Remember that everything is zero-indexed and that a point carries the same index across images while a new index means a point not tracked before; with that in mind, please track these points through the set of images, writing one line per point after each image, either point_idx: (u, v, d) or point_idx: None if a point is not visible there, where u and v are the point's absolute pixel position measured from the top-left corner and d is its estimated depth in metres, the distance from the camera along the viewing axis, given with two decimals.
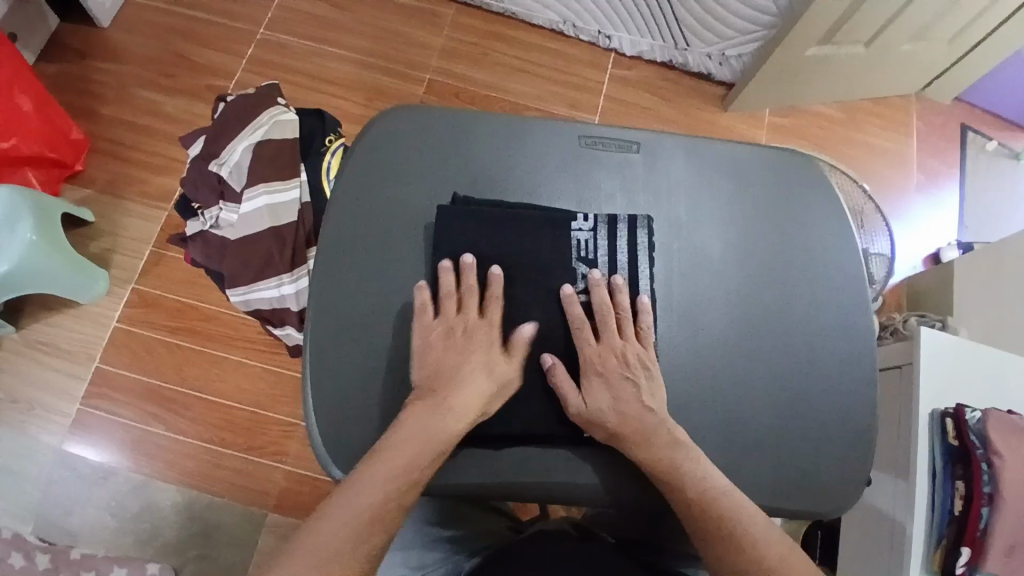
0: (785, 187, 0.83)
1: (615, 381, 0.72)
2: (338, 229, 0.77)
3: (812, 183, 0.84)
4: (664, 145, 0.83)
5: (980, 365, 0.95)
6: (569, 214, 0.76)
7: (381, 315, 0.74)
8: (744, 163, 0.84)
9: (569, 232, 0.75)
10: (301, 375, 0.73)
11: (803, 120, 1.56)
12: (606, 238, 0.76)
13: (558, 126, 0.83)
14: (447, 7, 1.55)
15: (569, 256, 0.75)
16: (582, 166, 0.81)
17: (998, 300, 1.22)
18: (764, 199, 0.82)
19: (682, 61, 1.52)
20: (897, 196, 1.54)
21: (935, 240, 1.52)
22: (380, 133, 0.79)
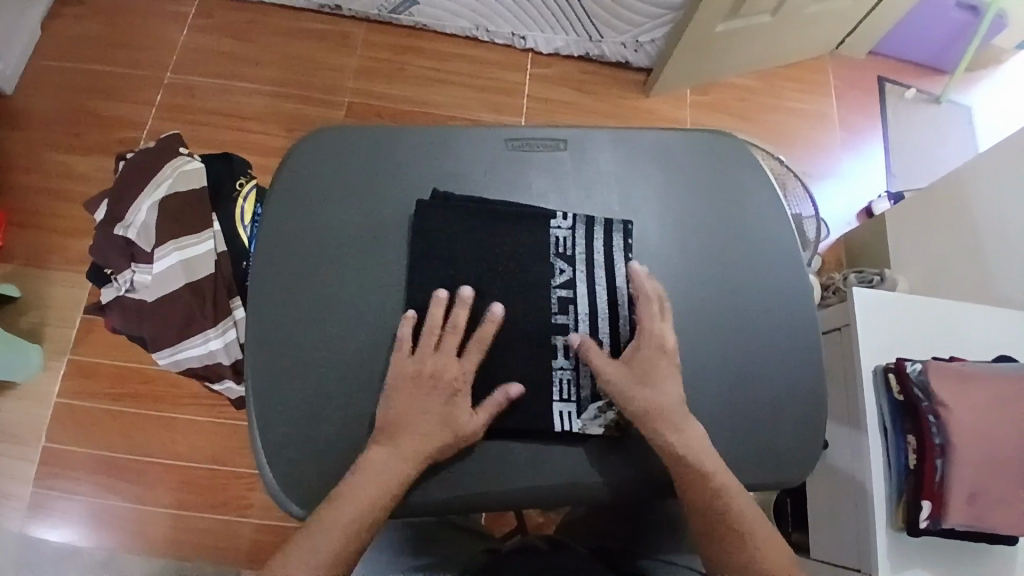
0: (720, 166, 0.81)
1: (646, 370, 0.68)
2: (270, 254, 0.73)
3: (741, 156, 0.82)
4: (597, 134, 0.80)
5: (920, 317, 0.97)
6: (547, 213, 0.74)
7: (324, 349, 0.70)
8: (678, 142, 0.81)
9: (548, 230, 0.73)
10: (245, 412, 0.69)
11: (724, 93, 1.58)
12: (584, 239, 0.73)
13: (483, 131, 0.79)
14: (357, 27, 1.53)
15: (547, 253, 0.73)
16: (511, 170, 0.78)
17: (935, 240, 1.25)
18: (696, 176, 0.80)
19: (600, 51, 1.52)
20: (825, 157, 1.56)
21: (866, 195, 1.54)
22: (304, 160, 0.76)
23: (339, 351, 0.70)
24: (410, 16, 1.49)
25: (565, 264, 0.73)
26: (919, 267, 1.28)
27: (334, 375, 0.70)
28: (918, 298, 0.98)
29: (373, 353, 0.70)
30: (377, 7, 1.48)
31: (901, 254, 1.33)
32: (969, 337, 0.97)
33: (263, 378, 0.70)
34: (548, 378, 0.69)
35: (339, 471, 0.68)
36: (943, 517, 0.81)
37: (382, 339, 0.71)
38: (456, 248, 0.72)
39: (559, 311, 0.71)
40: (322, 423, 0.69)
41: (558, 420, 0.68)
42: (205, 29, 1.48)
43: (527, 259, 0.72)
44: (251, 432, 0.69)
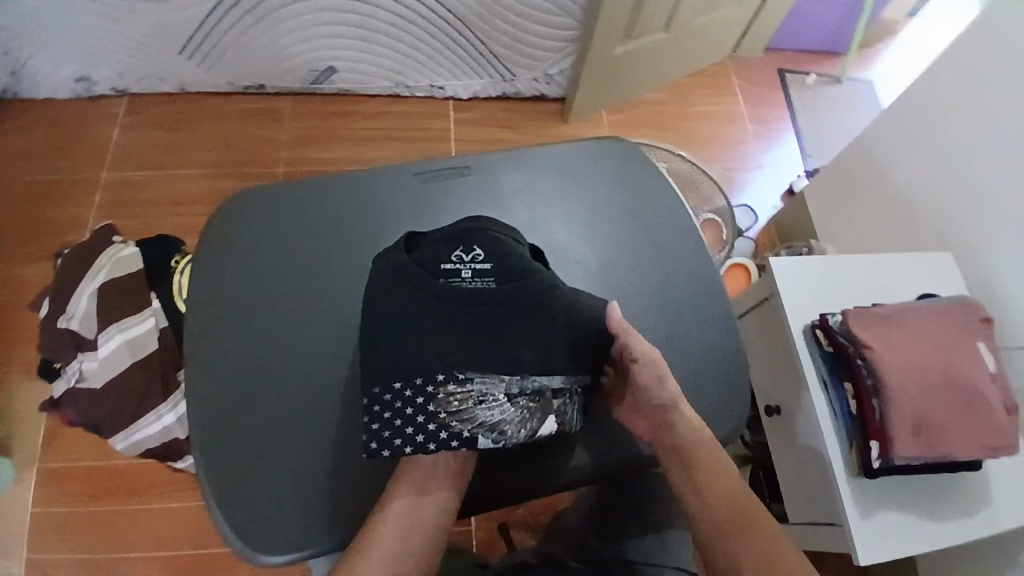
0: (614, 166, 0.87)
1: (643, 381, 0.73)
2: (198, 310, 0.76)
3: (636, 154, 0.89)
4: (498, 157, 0.86)
5: (834, 276, 1.04)
6: (439, 247, 0.71)
7: (266, 393, 0.73)
8: (575, 151, 0.88)
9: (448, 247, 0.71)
10: (194, 468, 0.71)
11: (639, 108, 1.67)
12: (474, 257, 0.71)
13: (392, 169, 0.84)
14: (284, 101, 1.60)
15: (438, 270, 0.71)
16: (424, 200, 0.83)
17: (855, 207, 1.33)
18: (596, 178, 0.86)
19: (515, 88, 1.62)
20: (743, 150, 1.65)
21: (787, 178, 1.63)
22: (224, 221, 0.80)
23: (277, 390, 0.73)
24: (332, 83, 1.57)
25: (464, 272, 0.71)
26: (844, 233, 1.35)
27: (277, 412, 0.72)
28: (828, 259, 1.05)
29: (318, 392, 0.73)
30: (298, 80, 1.56)
31: (826, 226, 1.40)
32: (884, 286, 1.04)
33: (208, 433, 0.72)
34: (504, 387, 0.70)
35: (296, 509, 0.69)
36: (891, 453, 0.84)
37: (321, 374, 0.74)
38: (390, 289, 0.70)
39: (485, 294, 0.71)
40: (271, 466, 0.71)
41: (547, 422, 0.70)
42: (137, 125, 1.54)
43: (459, 294, 0.70)
44: (203, 487, 0.70)
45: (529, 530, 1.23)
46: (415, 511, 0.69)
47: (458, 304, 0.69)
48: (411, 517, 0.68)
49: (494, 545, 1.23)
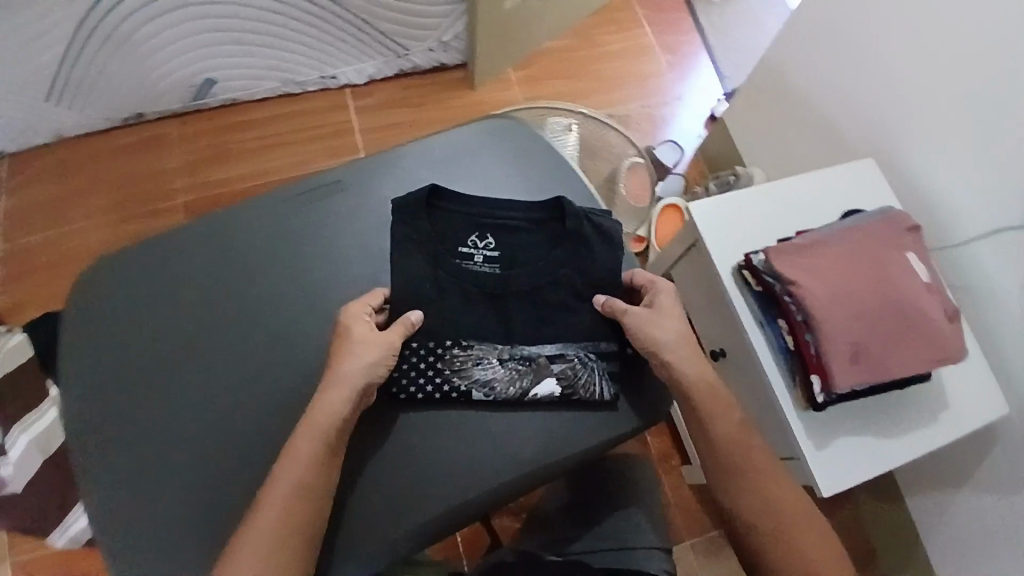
0: (495, 152, 0.92)
1: (652, 318, 0.78)
2: (96, 392, 0.75)
3: (512, 132, 0.93)
4: (377, 164, 0.89)
5: (756, 208, 1.01)
6: (462, 232, 0.83)
7: (177, 463, 0.73)
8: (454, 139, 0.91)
9: (466, 234, 0.83)
10: (110, 555, 0.70)
11: (545, 60, 1.60)
12: (495, 241, 0.83)
13: (272, 199, 0.86)
14: (172, 126, 1.49)
15: (455, 248, 0.82)
16: (309, 225, 0.85)
17: (776, 127, 1.30)
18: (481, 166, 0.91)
19: (414, 62, 1.52)
20: (659, 84, 1.60)
21: (707, 104, 1.59)
22: (102, 289, 0.79)
23: (190, 456, 0.73)
24: (215, 96, 1.46)
25: (477, 253, 0.82)
26: (768, 154, 1.34)
27: (216, 480, 0.73)
28: (748, 192, 1.02)
29: None
30: (178, 100, 1.44)
31: (750, 150, 1.38)
32: (810, 207, 1.03)
33: (123, 517, 0.71)
34: (511, 352, 0.81)
35: None
36: (833, 384, 0.85)
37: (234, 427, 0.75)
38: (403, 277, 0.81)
39: (486, 267, 0.82)
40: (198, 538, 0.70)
41: (542, 387, 0.80)
42: (16, 184, 1.42)
43: (470, 274, 0.82)
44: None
45: (512, 515, 1.22)
46: (295, 466, 0.68)
47: (467, 282, 0.82)
48: (278, 494, 0.66)
49: (479, 542, 1.21)
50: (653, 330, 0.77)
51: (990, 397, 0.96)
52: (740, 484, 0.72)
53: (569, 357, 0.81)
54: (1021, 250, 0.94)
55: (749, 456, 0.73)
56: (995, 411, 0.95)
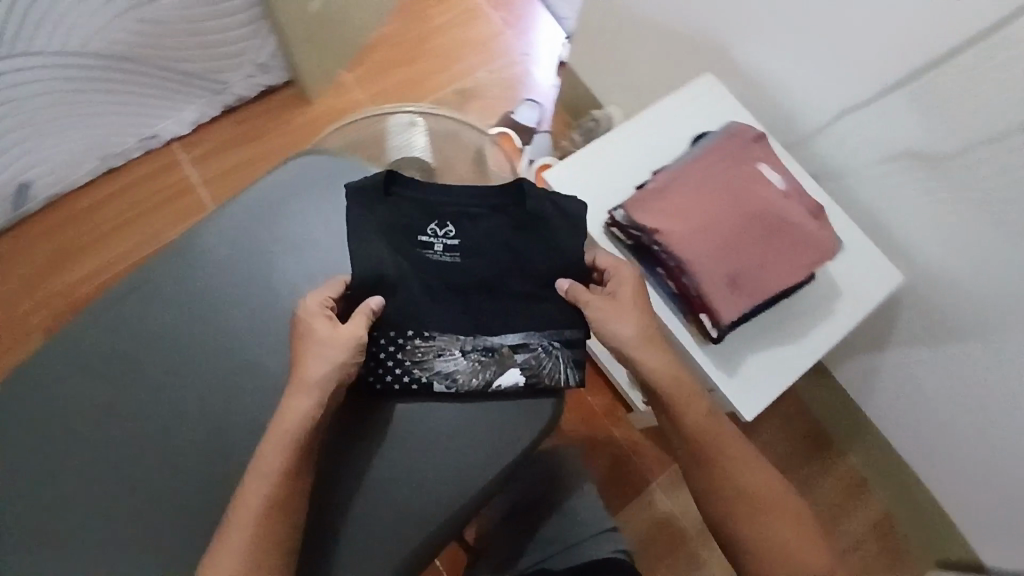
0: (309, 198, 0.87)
1: (614, 307, 0.78)
2: None
3: (324, 182, 0.88)
4: (204, 240, 0.84)
5: (606, 159, 0.99)
6: (422, 224, 0.82)
7: None
8: (260, 213, 0.86)
9: (423, 226, 0.82)
10: None
11: (376, 50, 1.50)
12: (459, 232, 0.82)
13: (101, 316, 0.80)
14: (4, 240, 1.35)
15: (412, 242, 0.82)
16: (153, 328, 0.80)
17: (618, 59, 1.27)
18: (303, 233, 0.86)
19: (237, 92, 1.41)
20: (499, 42, 1.53)
21: (553, 49, 1.54)
22: None
23: None
24: (34, 196, 1.32)
25: (439, 244, 0.82)
26: (620, 88, 1.31)
27: None
28: (595, 145, 1.00)
29: None
30: None
31: (603, 88, 1.35)
32: (658, 141, 1.02)
33: None
34: (476, 338, 0.82)
35: None
36: (720, 319, 0.86)
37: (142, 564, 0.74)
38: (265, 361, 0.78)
39: (446, 256, 0.82)
40: None
41: (506, 378, 0.81)
42: None
43: (430, 266, 0.82)
44: None
45: None
46: (261, 489, 0.68)
47: (426, 274, 0.82)
48: None
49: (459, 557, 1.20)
50: (616, 323, 0.77)
51: (876, 271, 0.97)
52: (715, 463, 0.76)
53: (532, 346, 0.82)
54: (860, 131, 0.95)
55: (712, 438, 0.77)
56: (886, 283, 0.96)
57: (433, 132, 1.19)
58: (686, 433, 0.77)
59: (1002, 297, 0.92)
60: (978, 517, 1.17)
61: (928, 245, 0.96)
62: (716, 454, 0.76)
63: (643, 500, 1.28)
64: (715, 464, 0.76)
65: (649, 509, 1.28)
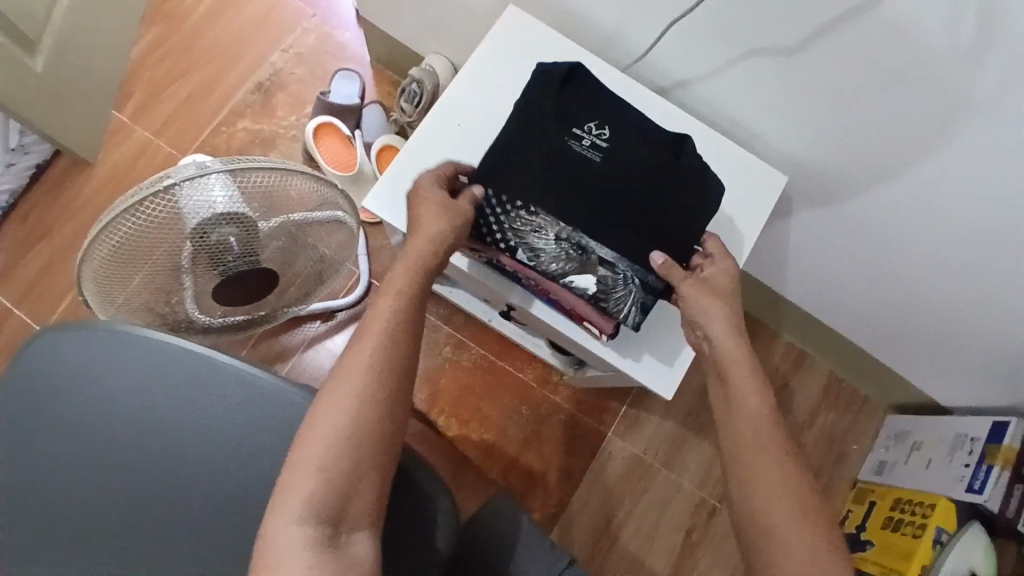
0: (40, 395, 0.61)
1: (710, 299, 0.71)
2: None
3: (85, 365, 0.62)
4: None
5: (429, 163, 0.82)
6: (582, 121, 0.78)
7: None
8: (19, 443, 0.61)
9: (574, 129, 0.77)
10: None
11: (144, 73, 1.24)
12: (614, 140, 0.77)
13: None
14: None
15: (568, 126, 0.77)
16: None
17: (413, 5, 1.06)
18: (63, 432, 0.62)
19: (5, 187, 1.18)
20: (282, 15, 1.28)
21: (346, 1, 1.29)
22: None
23: None
24: None
25: (590, 139, 0.77)
26: (431, 37, 1.10)
27: None
28: (411, 150, 0.82)
29: None
30: None
31: (414, 38, 1.14)
32: (481, 119, 0.84)
33: None
34: (575, 235, 0.75)
35: None
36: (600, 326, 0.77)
37: None
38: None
39: (590, 153, 0.76)
40: None
41: (583, 281, 0.75)
42: None
43: (571, 154, 0.75)
44: None
45: None
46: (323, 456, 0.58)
47: (564, 158, 0.75)
48: None
49: None
50: (705, 310, 0.71)
51: (758, 192, 0.86)
52: (749, 456, 0.63)
53: (620, 271, 0.75)
54: (700, 38, 0.79)
55: (745, 428, 0.64)
56: (774, 194, 0.86)
57: (226, 183, 0.75)
58: (733, 418, 0.65)
59: (885, 175, 0.83)
60: (919, 369, 1.15)
61: (793, 136, 0.85)
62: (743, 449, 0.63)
63: (603, 454, 1.22)
64: (744, 456, 0.63)
65: (610, 462, 1.22)
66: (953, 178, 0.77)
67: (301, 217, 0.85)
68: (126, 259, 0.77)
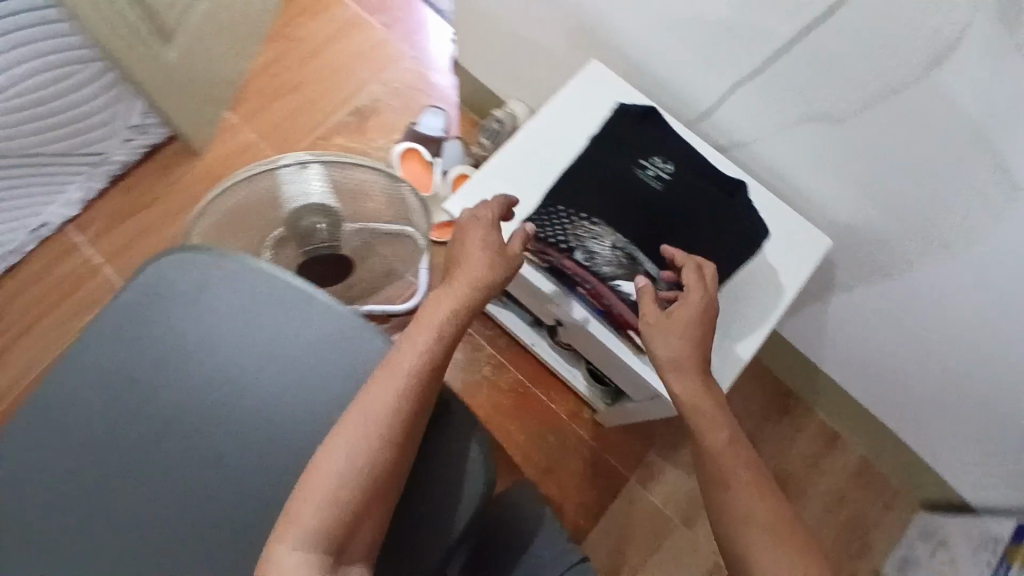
0: (159, 306, 0.73)
1: (666, 328, 0.72)
2: None
3: (203, 287, 0.74)
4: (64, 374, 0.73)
5: (508, 176, 0.92)
6: (651, 156, 0.87)
7: None
8: (133, 339, 0.72)
9: (643, 162, 0.86)
10: None
11: (258, 85, 1.41)
12: (676, 176, 0.86)
13: None
14: None
15: (637, 159, 0.87)
16: None
17: (506, 53, 1.20)
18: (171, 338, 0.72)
19: (119, 159, 1.31)
20: (386, 54, 1.45)
21: (444, 50, 1.46)
22: None
23: None
24: None
25: (656, 171, 0.86)
26: (518, 83, 1.24)
27: None
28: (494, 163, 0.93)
29: None
30: None
31: (502, 83, 1.28)
32: (560, 146, 0.94)
33: None
34: (627, 247, 0.82)
35: None
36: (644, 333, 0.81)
37: None
38: (152, 500, 0.68)
39: (653, 181, 0.85)
40: None
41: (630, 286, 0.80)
42: None
43: (636, 181, 0.85)
44: None
45: None
46: (333, 495, 0.59)
47: (629, 183, 0.85)
48: None
49: None
50: (664, 339, 0.71)
51: (807, 245, 0.92)
52: (733, 488, 0.65)
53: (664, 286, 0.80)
54: (762, 99, 0.89)
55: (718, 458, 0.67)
56: (818, 252, 0.92)
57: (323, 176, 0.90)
58: (711, 455, 0.67)
59: (928, 242, 0.89)
60: (952, 458, 1.14)
61: (841, 198, 0.93)
62: (720, 477, 0.66)
63: (625, 499, 1.23)
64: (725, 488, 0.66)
65: (631, 508, 1.22)
66: (994, 251, 0.82)
67: (379, 226, 1.00)
68: (229, 233, 0.91)
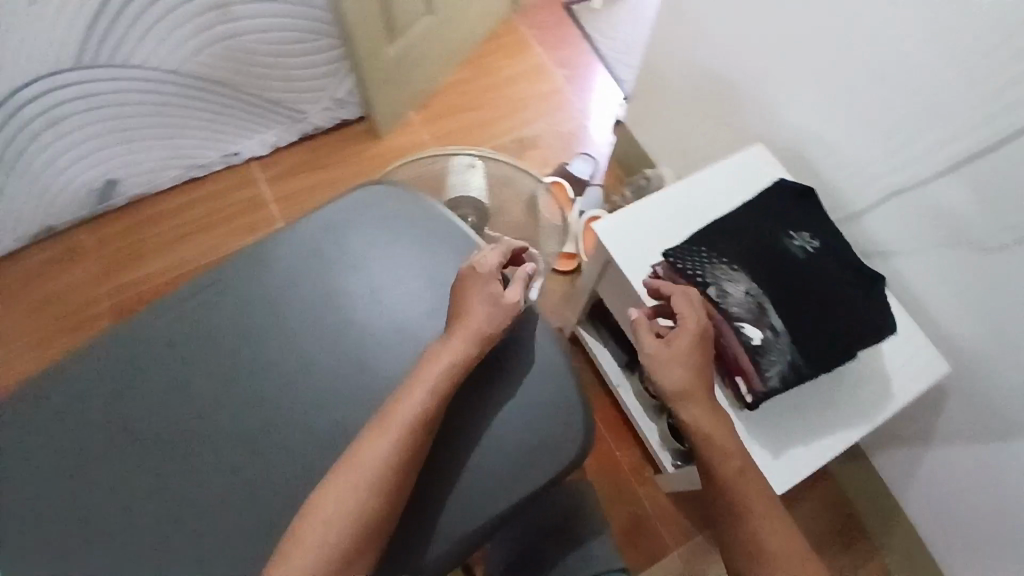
0: (347, 231, 0.89)
1: (666, 358, 0.81)
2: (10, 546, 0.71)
3: (387, 228, 0.90)
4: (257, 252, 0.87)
5: (659, 214, 1.01)
6: (798, 228, 0.94)
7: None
8: (326, 247, 0.88)
9: (790, 230, 0.93)
10: None
11: (444, 96, 1.61)
12: (818, 251, 0.92)
13: (160, 317, 0.82)
14: (84, 233, 1.44)
15: (785, 226, 0.93)
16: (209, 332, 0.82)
17: (672, 123, 1.32)
18: (351, 257, 0.88)
19: (314, 121, 1.51)
20: (559, 100, 1.62)
21: (610, 112, 1.61)
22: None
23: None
24: (121, 195, 1.42)
25: (801, 242, 0.92)
26: (674, 152, 1.36)
27: None
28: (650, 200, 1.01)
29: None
30: (85, 208, 1.40)
31: (658, 149, 1.40)
32: (712, 202, 1.02)
33: None
34: (759, 299, 0.87)
35: None
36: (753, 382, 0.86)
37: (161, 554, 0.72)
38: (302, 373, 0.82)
39: (796, 250, 0.91)
40: None
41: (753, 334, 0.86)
42: None
43: (781, 245, 0.91)
44: None
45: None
46: (364, 468, 0.70)
47: (774, 245, 0.91)
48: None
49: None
50: (668, 370, 0.80)
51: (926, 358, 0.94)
52: (742, 514, 0.74)
53: (784, 342, 0.86)
54: (912, 214, 0.95)
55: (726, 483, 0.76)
56: (936, 369, 0.93)
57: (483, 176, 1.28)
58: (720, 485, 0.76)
59: None
60: None
61: (966, 329, 0.95)
62: (732, 506, 0.74)
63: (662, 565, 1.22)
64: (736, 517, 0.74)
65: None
66: None
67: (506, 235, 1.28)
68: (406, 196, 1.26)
